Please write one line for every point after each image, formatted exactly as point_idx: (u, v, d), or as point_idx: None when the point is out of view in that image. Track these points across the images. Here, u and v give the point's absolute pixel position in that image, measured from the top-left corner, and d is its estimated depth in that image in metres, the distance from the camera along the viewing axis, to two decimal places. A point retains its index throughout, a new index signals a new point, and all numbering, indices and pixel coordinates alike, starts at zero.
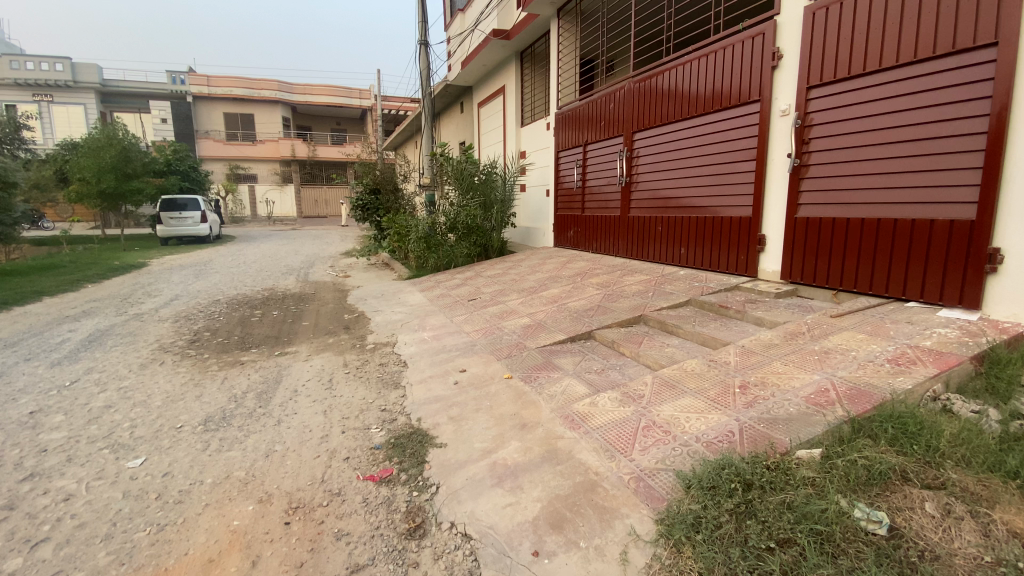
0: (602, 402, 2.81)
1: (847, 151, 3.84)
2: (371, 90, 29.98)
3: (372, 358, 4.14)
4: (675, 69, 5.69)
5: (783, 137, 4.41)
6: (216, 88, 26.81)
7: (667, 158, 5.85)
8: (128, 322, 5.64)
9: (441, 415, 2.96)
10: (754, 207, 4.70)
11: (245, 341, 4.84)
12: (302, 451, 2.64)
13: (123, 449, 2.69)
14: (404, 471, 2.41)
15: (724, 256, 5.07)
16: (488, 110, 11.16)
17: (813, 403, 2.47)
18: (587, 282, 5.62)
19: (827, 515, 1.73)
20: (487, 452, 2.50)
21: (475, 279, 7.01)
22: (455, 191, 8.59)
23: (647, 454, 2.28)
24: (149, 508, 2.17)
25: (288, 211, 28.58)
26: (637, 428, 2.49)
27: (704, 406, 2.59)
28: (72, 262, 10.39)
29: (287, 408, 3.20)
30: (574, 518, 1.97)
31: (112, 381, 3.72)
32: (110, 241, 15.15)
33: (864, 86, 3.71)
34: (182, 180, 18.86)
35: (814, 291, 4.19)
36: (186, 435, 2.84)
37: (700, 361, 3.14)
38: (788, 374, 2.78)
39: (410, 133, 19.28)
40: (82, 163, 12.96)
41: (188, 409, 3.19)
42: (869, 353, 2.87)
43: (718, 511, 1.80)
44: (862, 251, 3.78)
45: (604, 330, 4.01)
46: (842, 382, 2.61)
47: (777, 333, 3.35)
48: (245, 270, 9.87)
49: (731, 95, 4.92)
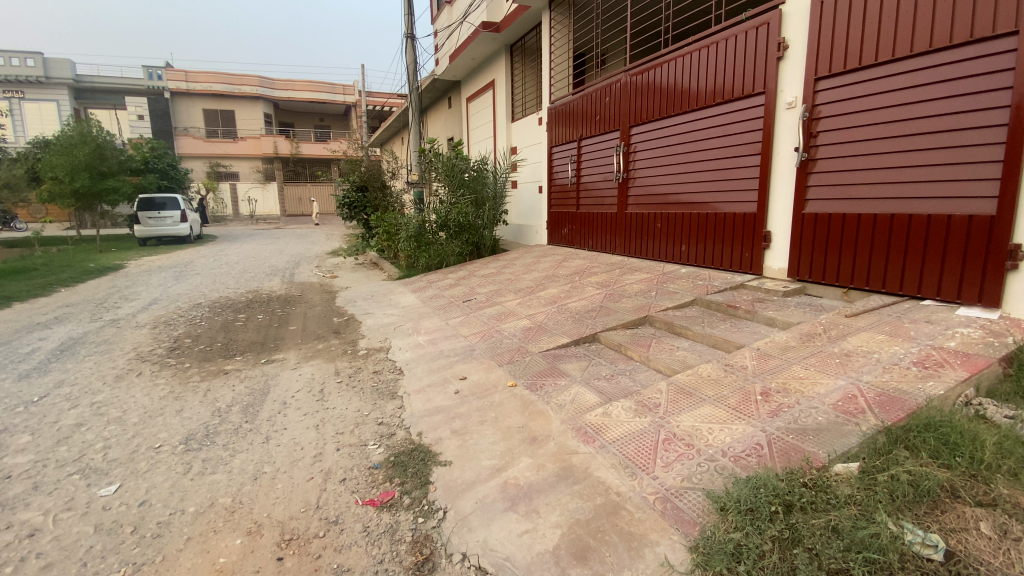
0: (615, 412, 2.64)
1: (856, 144, 3.71)
2: (355, 86, 29.52)
3: (364, 366, 3.92)
4: (673, 62, 5.55)
5: (790, 131, 4.27)
6: (194, 84, 26.13)
7: (666, 153, 5.70)
8: (103, 329, 5.33)
9: (443, 428, 2.76)
10: (759, 203, 4.57)
11: (228, 348, 4.58)
12: (295, 472, 2.43)
13: (95, 475, 2.45)
14: (407, 494, 2.21)
15: (728, 253, 4.94)
16: (477, 105, 10.96)
17: (841, 411, 2.33)
18: (586, 281, 5.44)
19: (880, 542, 1.57)
20: (497, 470, 2.31)
21: (468, 278, 6.81)
22: (445, 188, 8.31)
23: (671, 470, 2.12)
24: (123, 545, 1.95)
25: (271, 210, 28.04)
26: (658, 441, 2.32)
27: (727, 416, 2.43)
28: (43, 265, 9.92)
29: (276, 423, 2.97)
30: (599, 546, 1.80)
31: (84, 396, 3.45)
32: (84, 242, 14.58)
33: (875, 78, 3.58)
34: (160, 178, 18.24)
35: (822, 289, 4.07)
36: (165, 457, 2.60)
37: (716, 365, 2.98)
38: (811, 379, 2.63)
39: (396, 129, 19.02)
40: (55, 161, 12.42)
41: (168, 427, 2.95)
42: (894, 355, 2.74)
43: (760, 539, 1.64)
44: (875, 249, 3.66)
45: (609, 332, 3.84)
46: (870, 388, 2.47)
47: (792, 335, 3.21)
48: (227, 271, 9.52)
49: (734, 88, 4.78)
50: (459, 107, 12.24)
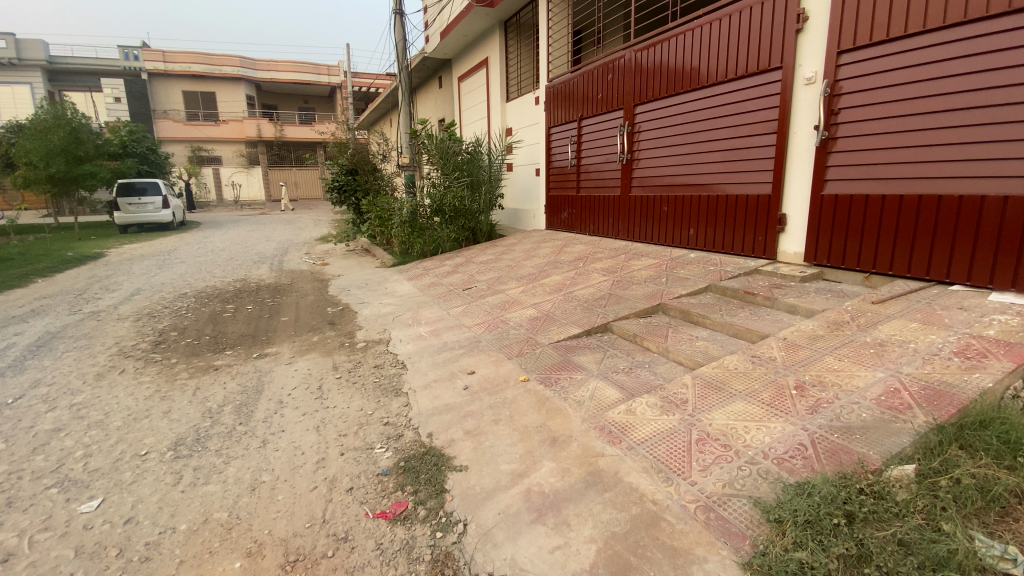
0: (640, 409, 2.46)
1: (881, 122, 3.53)
2: (340, 66, 28.78)
3: (364, 359, 3.71)
4: (681, 36, 5.31)
5: (810, 107, 4.07)
6: (173, 64, 25.25)
7: (672, 132, 5.48)
8: (83, 323, 5.04)
9: (455, 429, 2.56)
10: (774, 184, 4.39)
11: (218, 342, 4.34)
12: (296, 481, 2.23)
13: (75, 488, 2.23)
14: (421, 505, 2.02)
15: (740, 237, 4.78)
16: (469, 84, 10.64)
17: (886, 407, 2.17)
18: (591, 268, 5.25)
19: (960, 558, 1.42)
20: (518, 476, 2.13)
21: (466, 265, 6.59)
22: (437, 170, 8.00)
23: (710, 474, 1.95)
24: (107, 572, 1.74)
25: (255, 195, 27.35)
26: (691, 442, 2.15)
27: (762, 413, 2.27)
28: (18, 254, 9.45)
29: (272, 424, 2.76)
30: (641, 564, 1.63)
31: (63, 397, 3.19)
32: (63, 230, 14.04)
33: (902, 51, 3.40)
34: (140, 163, 17.58)
35: (841, 273, 3.93)
36: (152, 465, 2.39)
37: (741, 357, 2.81)
38: (848, 372, 2.47)
39: (385, 111, 18.62)
40: (29, 146, 11.88)
41: (154, 431, 2.72)
42: (931, 345, 2.59)
43: (825, 557, 1.48)
44: (900, 232, 3.50)
45: (622, 322, 3.66)
46: (912, 381, 2.32)
47: (818, 323, 3.05)
48: (213, 259, 9.16)
49: (749, 63, 4.56)
50: (450, 87, 11.89)
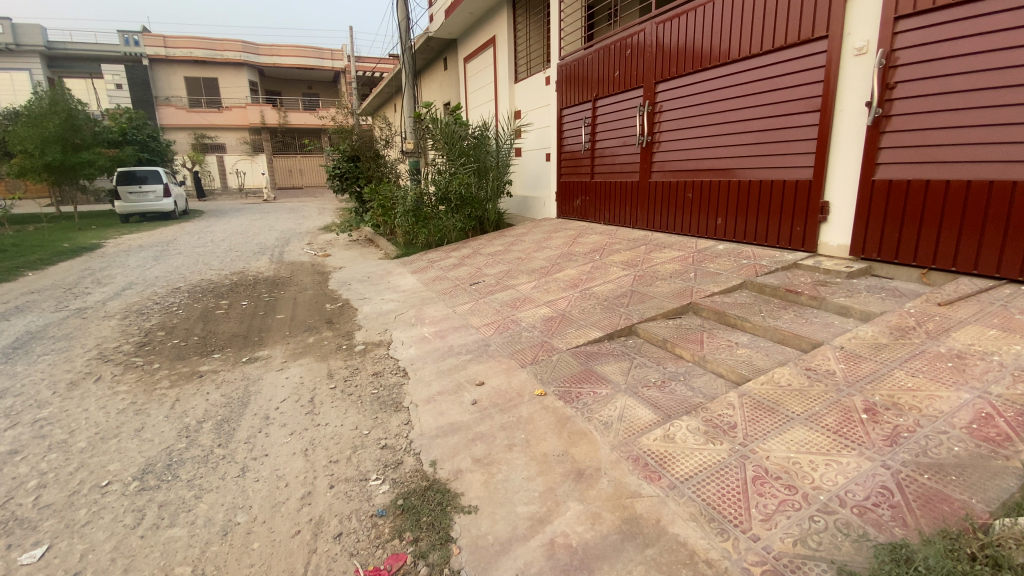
0: (680, 436, 2.09)
1: (946, 96, 3.09)
2: (343, 50, 28.18)
3: (363, 365, 3.36)
4: (710, 5, 4.82)
5: (861, 82, 3.62)
6: (174, 49, 24.78)
7: (698, 111, 5.03)
8: (66, 321, 4.72)
9: (462, 456, 2.21)
10: (817, 168, 3.94)
11: (206, 343, 4.01)
12: (275, 524, 1.89)
13: (19, 530, 1.89)
14: (422, 559, 1.68)
15: (775, 227, 4.36)
16: (476, 65, 10.18)
17: (981, 439, 1.79)
18: (609, 261, 4.86)
19: None
20: (538, 523, 1.77)
21: (474, 257, 6.21)
22: (442, 156, 7.56)
23: (775, 526, 1.59)
24: None
25: (259, 182, 27.28)
26: (745, 481, 1.79)
27: (830, 443, 1.90)
28: (12, 246, 9.17)
29: (254, 447, 2.42)
30: None
31: (28, 411, 2.87)
32: (64, 220, 13.76)
33: (974, 14, 2.95)
34: (140, 150, 17.27)
35: (894, 269, 3.51)
36: (113, 500, 2.05)
37: (794, 370, 2.44)
38: (926, 392, 2.08)
39: (388, 95, 18.15)
40: (22, 134, 11.52)
41: (121, 455, 2.39)
42: (1021, 358, 2.19)
43: None
44: (965, 222, 3.07)
45: (649, 324, 3.30)
46: (1007, 404, 1.93)
47: (879, 328, 2.66)
48: (211, 250, 8.84)
49: (790, 32, 4.09)
50: (456, 69, 11.41)
